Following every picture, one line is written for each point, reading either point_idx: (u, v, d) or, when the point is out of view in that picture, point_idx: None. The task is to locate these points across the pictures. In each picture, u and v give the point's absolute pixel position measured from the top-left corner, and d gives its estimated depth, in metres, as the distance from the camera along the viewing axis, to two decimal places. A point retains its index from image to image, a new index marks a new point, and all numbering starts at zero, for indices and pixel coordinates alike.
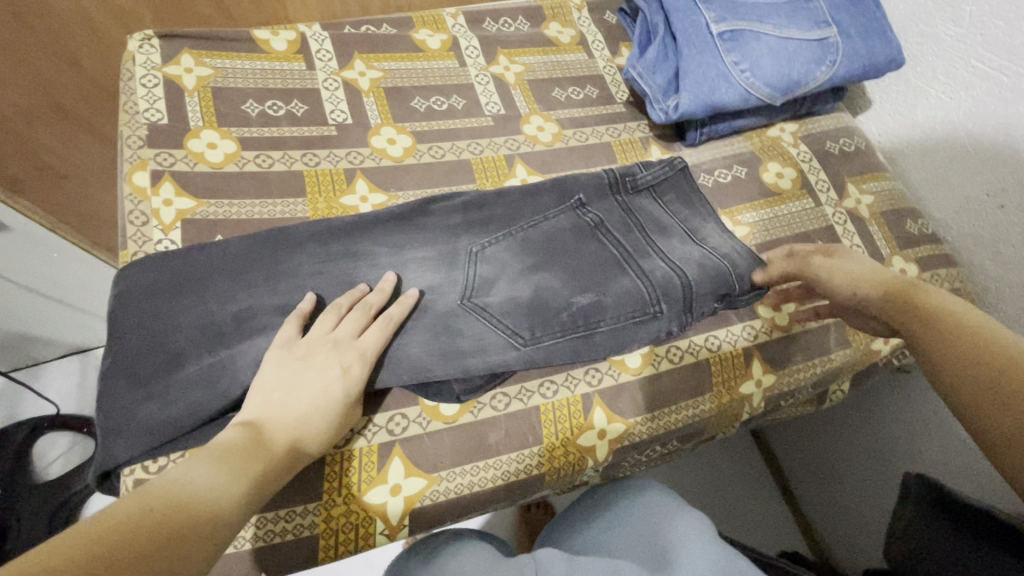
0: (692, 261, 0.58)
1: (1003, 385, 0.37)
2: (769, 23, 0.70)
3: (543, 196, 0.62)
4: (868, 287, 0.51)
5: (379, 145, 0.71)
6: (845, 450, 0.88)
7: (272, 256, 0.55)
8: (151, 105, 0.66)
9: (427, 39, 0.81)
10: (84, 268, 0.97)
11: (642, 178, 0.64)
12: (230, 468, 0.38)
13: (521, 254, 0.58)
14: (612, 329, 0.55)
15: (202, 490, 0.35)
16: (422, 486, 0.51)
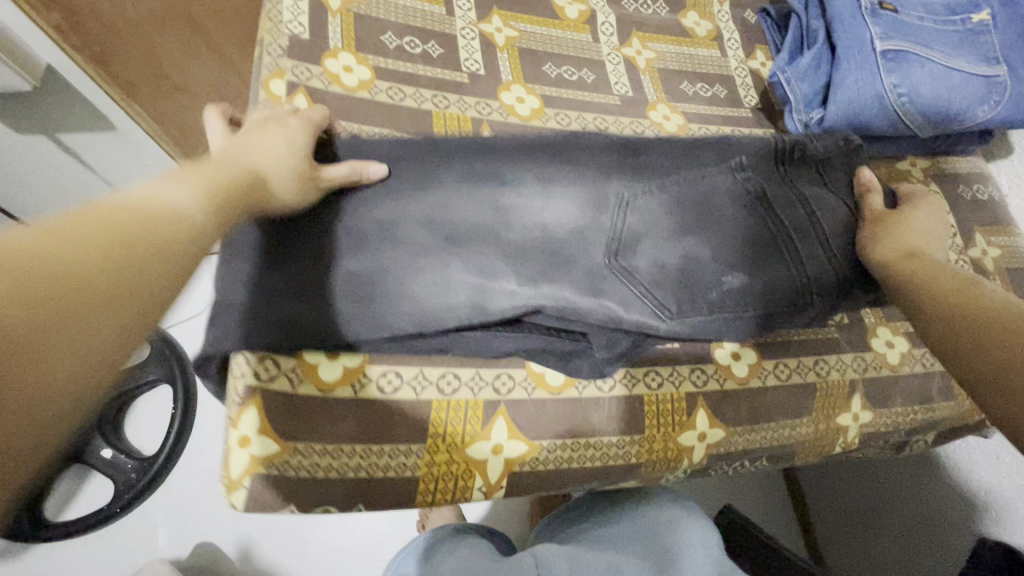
0: (851, 257, 0.58)
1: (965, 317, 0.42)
2: (935, 50, 0.66)
3: (700, 151, 0.58)
4: (881, 249, 0.55)
5: (508, 101, 0.69)
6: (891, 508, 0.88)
7: (419, 165, 0.51)
8: (294, 18, 0.64)
9: (567, 7, 0.78)
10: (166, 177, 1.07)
11: (812, 148, 0.61)
12: (159, 189, 0.33)
13: (674, 212, 0.54)
14: (759, 315, 0.53)
15: (142, 210, 0.30)
16: (522, 451, 0.50)
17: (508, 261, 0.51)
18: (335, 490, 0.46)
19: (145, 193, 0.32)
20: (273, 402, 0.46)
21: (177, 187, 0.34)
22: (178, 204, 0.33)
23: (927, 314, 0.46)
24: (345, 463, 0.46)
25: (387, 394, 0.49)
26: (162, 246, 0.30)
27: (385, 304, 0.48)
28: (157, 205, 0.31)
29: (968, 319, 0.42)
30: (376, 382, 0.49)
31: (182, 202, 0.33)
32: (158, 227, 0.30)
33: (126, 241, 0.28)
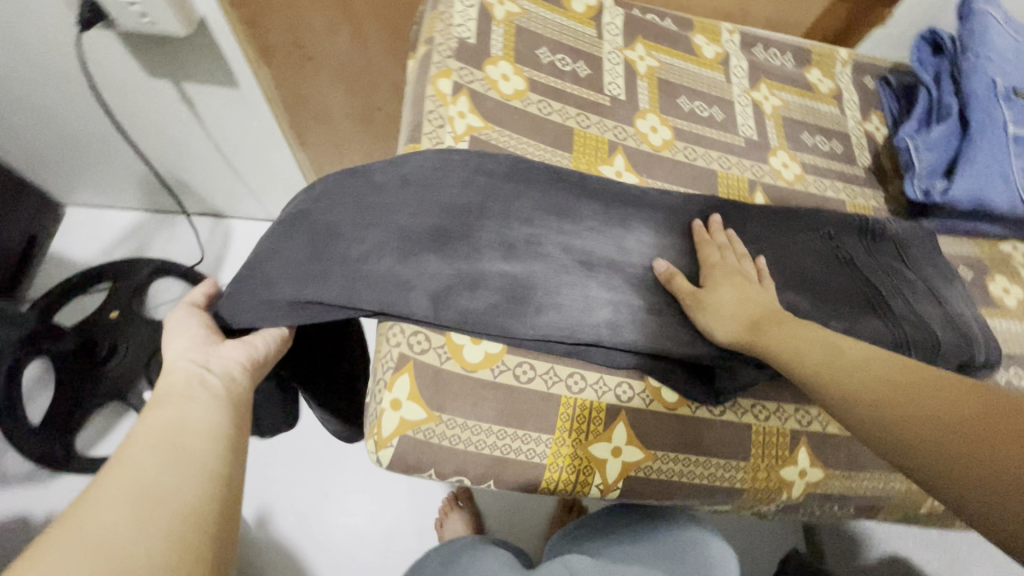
0: (941, 322, 0.64)
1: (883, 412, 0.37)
2: None
3: (799, 221, 0.68)
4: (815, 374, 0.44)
5: (643, 129, 0.73)
6: None
7: (567, 198, 0.60)
8: (464, 23, 0.69)
9: (703, 46, 0.82)
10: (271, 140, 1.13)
11: (893, 229, 0.70)
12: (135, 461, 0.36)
13: (775, 270, 0.64)
14: None
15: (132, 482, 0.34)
16: (639, 458, 0.53)
17: (638, 286, 0.57)
18: (470, 463, 0.49)
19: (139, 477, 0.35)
20: (423, 372, 0.50)
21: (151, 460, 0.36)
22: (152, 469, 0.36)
23: (809, 374, 0.44)
24: (482, 439, 0.49)
25: (522, 382, 0.52)
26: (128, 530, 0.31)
27: (534, 303, 0.52)
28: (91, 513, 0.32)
29: (888, 415, 0.37)
30: (513, 369, 0.52)
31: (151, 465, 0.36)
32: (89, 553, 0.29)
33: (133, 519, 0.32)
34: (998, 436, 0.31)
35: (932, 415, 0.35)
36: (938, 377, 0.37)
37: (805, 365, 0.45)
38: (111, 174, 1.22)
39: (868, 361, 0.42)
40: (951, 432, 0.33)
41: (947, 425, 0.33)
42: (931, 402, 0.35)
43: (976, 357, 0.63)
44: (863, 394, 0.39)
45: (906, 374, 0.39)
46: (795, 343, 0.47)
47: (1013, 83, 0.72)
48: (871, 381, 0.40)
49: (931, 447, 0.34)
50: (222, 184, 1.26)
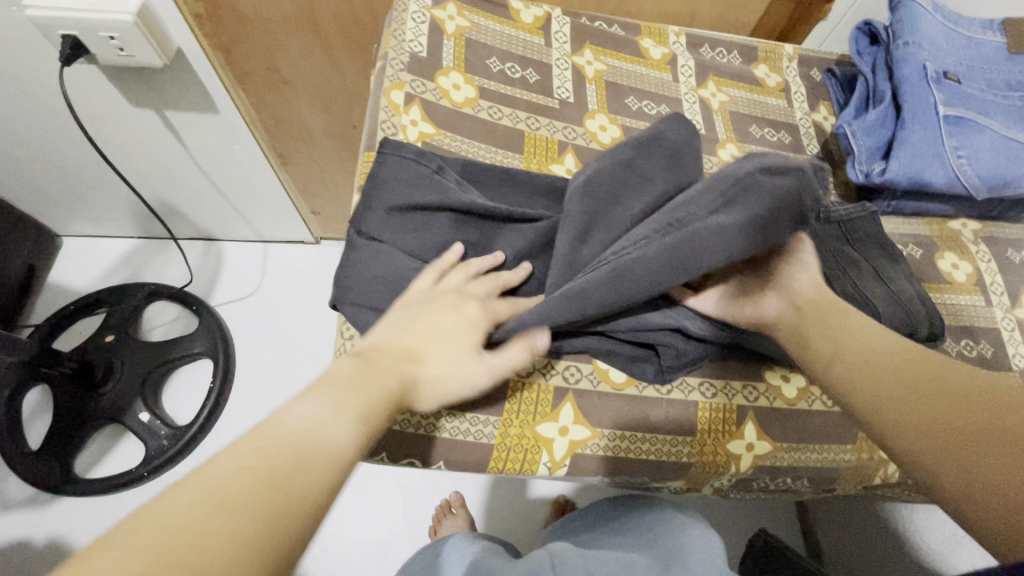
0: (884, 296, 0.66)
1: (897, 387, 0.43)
2: (995, 120, 0.73)
3: None
4: (835, 347, 0.49)
5: (591, 128, 0.77)
6: (905, 561, 0.91)
7: (513, 196, 0.64)
8: (415, 38, 0.73)
9: (650, 49, 0.86)
10: (252, 160, 1.17)
11: (836, 212, 0.73)
12: (308, 407, 0.36)
13: None
14: None
15: (291, 446, 0.33)
16: (585, 436, 0.55)
17: None
18: (421, 445, 0.52)
19: (298, 421, 0.34)
20: None
21: (323, 404, 0.36)
22: (324, 436, 0.35)
23: (819, 346, 0.50)
24: (431, 422, 0.52)
25: None
26: (255, 515, 0.29)
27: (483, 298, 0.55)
28: (244, 458, 0.31)
29: (901, 395, 0.42)
30: None
31: (326, 420, 0.35)
32: (209, 536, 0.28)
33: (268, 489, 0.31)
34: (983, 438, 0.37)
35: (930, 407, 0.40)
36: (941, 372, 0.42)
37: (808, 338, 0.51)
38: (103, 203, 1.26)
39: (893, 353, 0.46)
40: (953, 422, 0.39)
41: (939, 419, 0.39)
42: (947, 397, 0.40)
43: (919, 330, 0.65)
44: (871, 374, 0.45)
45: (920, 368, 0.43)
46: (802, 310, 0.53)
47: (944, 67, 0.75)
48: (879, 366, 0.45)
49: (936, 444, 0.39)
50: (210, 207, 1.31)
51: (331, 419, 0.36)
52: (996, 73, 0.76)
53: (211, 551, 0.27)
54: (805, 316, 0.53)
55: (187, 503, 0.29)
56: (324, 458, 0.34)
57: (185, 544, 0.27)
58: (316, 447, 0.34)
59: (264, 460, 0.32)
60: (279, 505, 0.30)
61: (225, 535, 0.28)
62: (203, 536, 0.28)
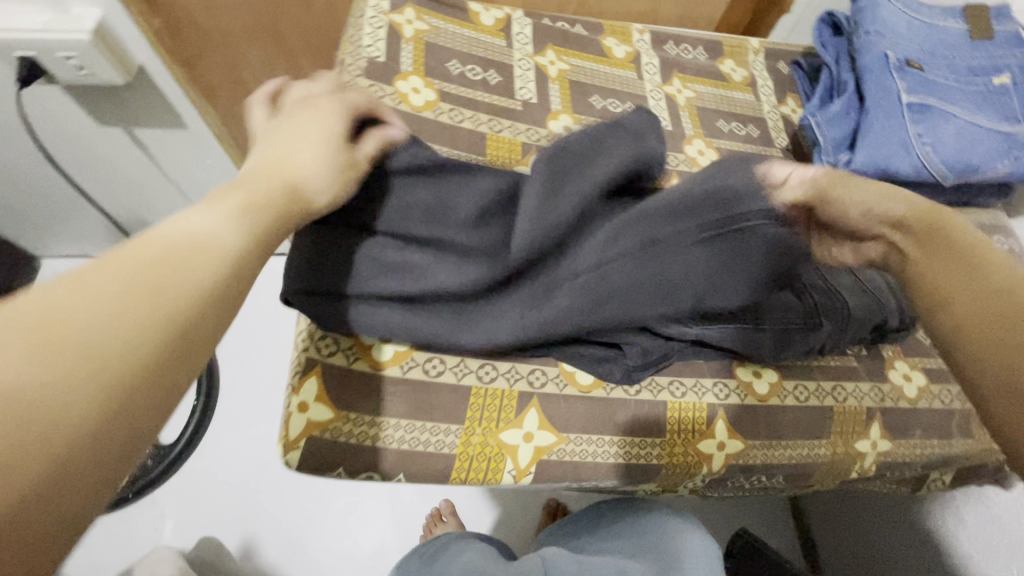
0: (852, 287, 0.65)
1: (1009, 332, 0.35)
2: (959, 107, 0.72)
3: None
4: (950, 287, 0.41)
5: (555, 129, 0.76)
6: (896, 554, 0.91)
7: None
8: (373, 43, 0.72)
9: (614, 47, 0.86)
10: (224, 174, 1.15)
11: None
12: (191, 216, 0.30)
13: None
14: (777, 331, 0.60)
15: (173, 247, 0.27)
16: (552, 441, 0.54)
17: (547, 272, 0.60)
18: (382, 457, 0.50)
19: (177, 226, 0.28)
20: (330, 374, 0.51)
21: (216, 210, 0.31)
22: (218, 233, 0.29)
23: (932, 288, 0.42)
24: (390, 434, 0.51)
25: (431, 376, 0.53)
26: (139, 307, 0.24)
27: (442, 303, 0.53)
28: (117, 259, 0.25)
29: (1007, 346, 0.35)
30: (422, 365, 0.54)
31: (214, 227, 0.30)
32: (81, 321, 0.22)
33: (149, 286, 0.25)
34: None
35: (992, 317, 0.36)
36: None
37: (926, 278, 0.43)
38: (74, 224, 1.24)
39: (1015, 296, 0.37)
40: None
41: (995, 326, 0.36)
42: None
43: (889, 320, 0.65)
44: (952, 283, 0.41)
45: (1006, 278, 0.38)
46: (931, 247, 0.44)
47: (907, 55, 0.74)
48: (985, 307, 0.37)
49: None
50: None
51: (217, 223, 0.30)
52: (959, 59, 0.76)
53: (82, 343, 0.22)
54: (927, 255, 0.44)
55: (56, 293, 0.22)
56: (208, 253, 0.28)
57: (54, 330, 0.21)
58: (203, 245, 0.28)
59: (144, 262, 0.26)
60: (170, 306, 0.25)
61: (107, 320, 0.23)
62: (73, 320, 0.22)
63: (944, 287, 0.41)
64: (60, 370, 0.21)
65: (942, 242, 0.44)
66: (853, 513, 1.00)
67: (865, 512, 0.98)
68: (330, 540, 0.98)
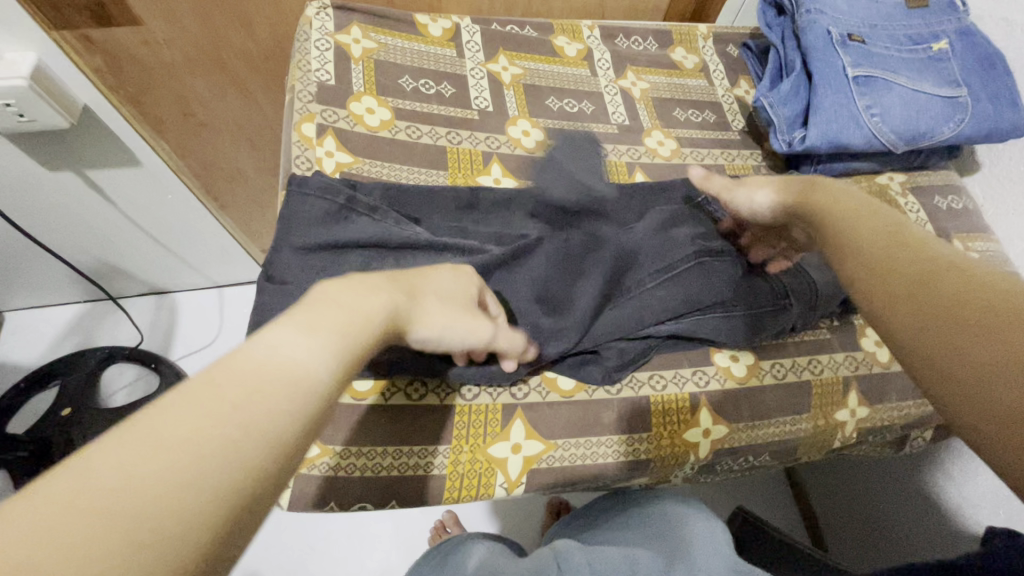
0: (816, 266, 0.67)
1: (906, 269, 0.38)
2: (902, 76, 0.74)
3: (674, 192, 0.71)
4: (853, 243, 0.43)
5: (514, 134, 0.76)
6: (891, 511, 0.94)
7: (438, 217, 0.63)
8: (321, 66, 0.72)
9: (565, 46, 0.86)
10: (189, 208, 1.13)
11: None
12: (276, 341, 0.29)
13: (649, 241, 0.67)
14: (747, 315, 0.61)
15: (246, 381, 0.27)
16: (540, 449, 0.54)
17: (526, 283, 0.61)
18: (372, 485, 0.50)
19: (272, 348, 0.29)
20: None
21: (300, 332, 0.30)
22: (302, 361, 0.29)
23: (838, 242, 0.45)
24: (377, 462, 0.50)
25: (414, 400, 0.53)
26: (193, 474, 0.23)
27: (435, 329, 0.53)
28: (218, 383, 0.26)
29: (905, 280, 0.37)
30: (405, 389, 0.54)
31: (305, 354, 0.29)
32: (174, 475, 0.23)
33: (214, 437, 0.24)
34: (930, 291, 0.35)
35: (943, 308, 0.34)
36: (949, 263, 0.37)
37: (832, 233, 0.46)
38: (37, 274, 1.20)
39: (904, 244, 0.40)
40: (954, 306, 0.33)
41: (944, 324, 0.33)
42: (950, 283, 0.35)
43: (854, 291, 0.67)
44: (866, 247, 0.42)
45: (899, 236, 0.42)
46: (834, 213, 0.48)
47: (848, 30, 0.76)
48: (875, 254, 0.41)
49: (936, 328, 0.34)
50: (154, 262, 1.26)
51: (312, 349, 0.30)
52: (897, 29, 0.78)
53: (161, 507, 0.22)
54: (831, 221, 0.47)
55: (172, 435, 0.24)
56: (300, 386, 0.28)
57: (120, 513, 0.21)
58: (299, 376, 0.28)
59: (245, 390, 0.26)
60: (225, 468, 0.24)
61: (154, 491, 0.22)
62: (173, 479, 0.23)
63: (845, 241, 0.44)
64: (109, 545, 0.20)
65: (830, 206, 0.49)
66: (848, 475, 1.03)
67: (858, 473, 1.01)
68: (338, 564, 0.97)
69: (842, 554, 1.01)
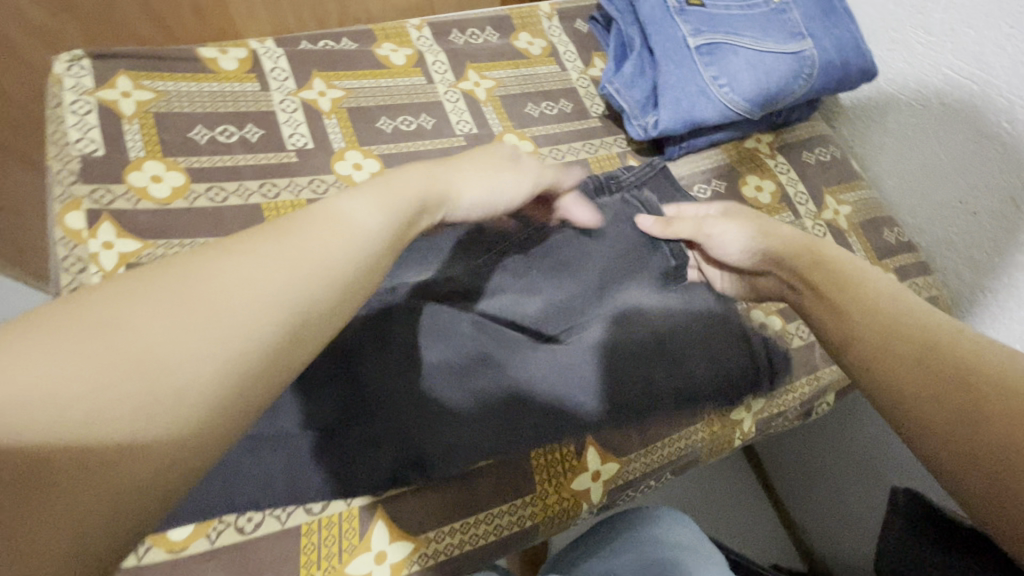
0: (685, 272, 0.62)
1: (921, 354, 0.36)
2: (746, 36, 0.69)
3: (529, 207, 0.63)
4: (855, 308, 0.42)
5: (344, 171, 0.66)
6: (826, 458, 0.93)
7: None
8: (83, 135, 0.59)
9: (391, 54, 0.76)
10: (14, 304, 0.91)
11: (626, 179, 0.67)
12: (349, 203, 0.34)
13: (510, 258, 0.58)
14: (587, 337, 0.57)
15: (328, 228, 0.31)
16: (409, 550, 0.48)
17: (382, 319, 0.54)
18: None
19: (335, 212, 0.32)
20: None
21: (366, 198, 0.35)
22: (365, 222, 0.33)
23: (835, 310, 0.43)
24: None
25: (249, 533, 0.45)
26: (271, 275, 0.27)
27: (278, 434, 0.45)
28: (283, 235, 0.29)
29: (919, 368, 0.35)
30: (235, 523, 0.45)
31: (367, 218, 0.34)
32: (253, 285, 0.26)
33: (295, 263, 0.28)
34: (945, 384, 0.34)
35: (940, 392, 0.34)
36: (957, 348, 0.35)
37: (828, 297, 0.45)
38: None
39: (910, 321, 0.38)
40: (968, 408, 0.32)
41: (941, 387, 0.34)
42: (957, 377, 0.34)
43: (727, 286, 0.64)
44: (868, 321, 0.40)
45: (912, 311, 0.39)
46: (827, 275, 0.46)
47: None
48: (879, 325, 0.39)
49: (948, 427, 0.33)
50: None
51: (368, 215, 0.34)
52: None
53: (227, 312, 0.25)
54: (830, 284, 0.45)
55: (259, 251, 0.28)
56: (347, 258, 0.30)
57: (207, 310, 0.25)
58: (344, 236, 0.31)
59: (306, 252, 0.29)
60: (297, 280, 0.28)
61: (226, 298, 0.25)
62: (220, 304, 0.25)
63: (839, 307, 0.43)
64: (180, 334, 0.24)
65: (834, 272, 0.47)
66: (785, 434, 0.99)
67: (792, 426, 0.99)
68: None
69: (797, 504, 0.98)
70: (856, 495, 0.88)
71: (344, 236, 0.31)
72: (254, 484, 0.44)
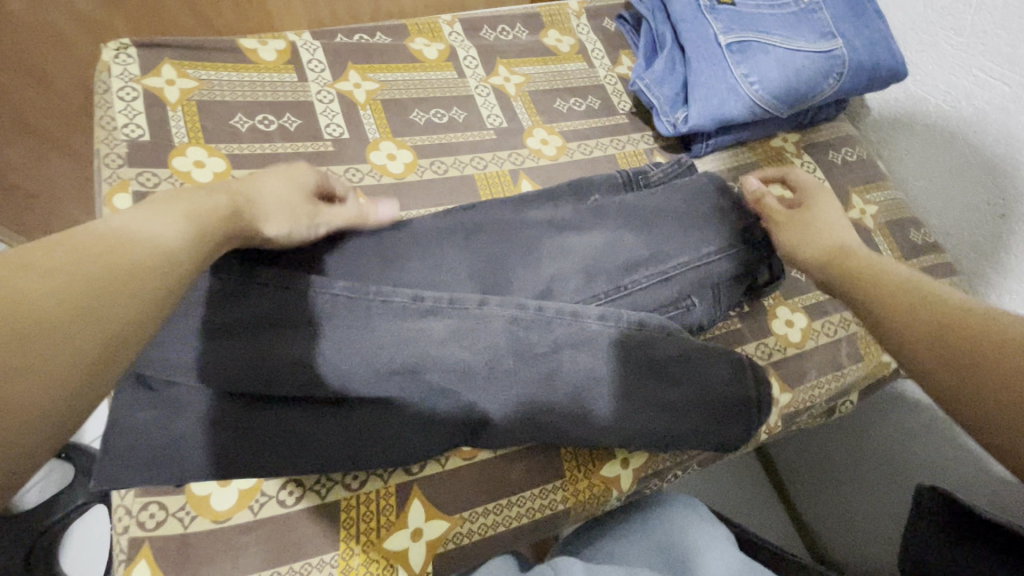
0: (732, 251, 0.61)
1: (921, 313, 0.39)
2: (777, 35, 0.70)
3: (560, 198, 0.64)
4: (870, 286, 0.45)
5: (378, 161, 0.68)
6: (848, 459, 0.93)
7: None
8: (130, 120, 0.61)
9: (424, 49, 0.77)
10: None
11: (653, 175, 0.66)
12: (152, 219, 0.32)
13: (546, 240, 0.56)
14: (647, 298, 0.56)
15: (113, 240, 0.30)
16: (444, 529, 0.49)
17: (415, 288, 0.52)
18: None
19: (127, 226, 0.31)
20: (162, 549, 0.43)
21: (165, 213, 0.34)
22: (169, 237, 0.32)
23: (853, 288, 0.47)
24: None
25: (290, 506, 0.46)
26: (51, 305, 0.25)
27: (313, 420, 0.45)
28: (71, 245, 0.28)
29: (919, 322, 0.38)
30: (277, 496, 0.46)
31: (171, 232, 0.32)
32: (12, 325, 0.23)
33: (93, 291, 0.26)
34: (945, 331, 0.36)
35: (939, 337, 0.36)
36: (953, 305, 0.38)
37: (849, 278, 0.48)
38: None
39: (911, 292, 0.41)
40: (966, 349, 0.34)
41: (942, 334, 0.36)
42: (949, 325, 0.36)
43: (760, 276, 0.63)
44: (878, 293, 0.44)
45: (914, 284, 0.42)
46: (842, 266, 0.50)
47: None
48: (889, 296, 0.42)
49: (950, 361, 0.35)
50: None
51: (168, 226, 0.32)
52: None
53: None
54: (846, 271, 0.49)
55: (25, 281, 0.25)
56: (155, 268, 0.30)
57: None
58: (143, 261, 0.30)
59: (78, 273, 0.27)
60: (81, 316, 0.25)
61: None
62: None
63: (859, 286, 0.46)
64: None
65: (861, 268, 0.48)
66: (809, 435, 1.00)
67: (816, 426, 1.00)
68: None
69: (809, 507, 0.97)
70: (876, 494, 0.87)
71: (143, 251, 0.30)
72: (295, 459, 0.45)
